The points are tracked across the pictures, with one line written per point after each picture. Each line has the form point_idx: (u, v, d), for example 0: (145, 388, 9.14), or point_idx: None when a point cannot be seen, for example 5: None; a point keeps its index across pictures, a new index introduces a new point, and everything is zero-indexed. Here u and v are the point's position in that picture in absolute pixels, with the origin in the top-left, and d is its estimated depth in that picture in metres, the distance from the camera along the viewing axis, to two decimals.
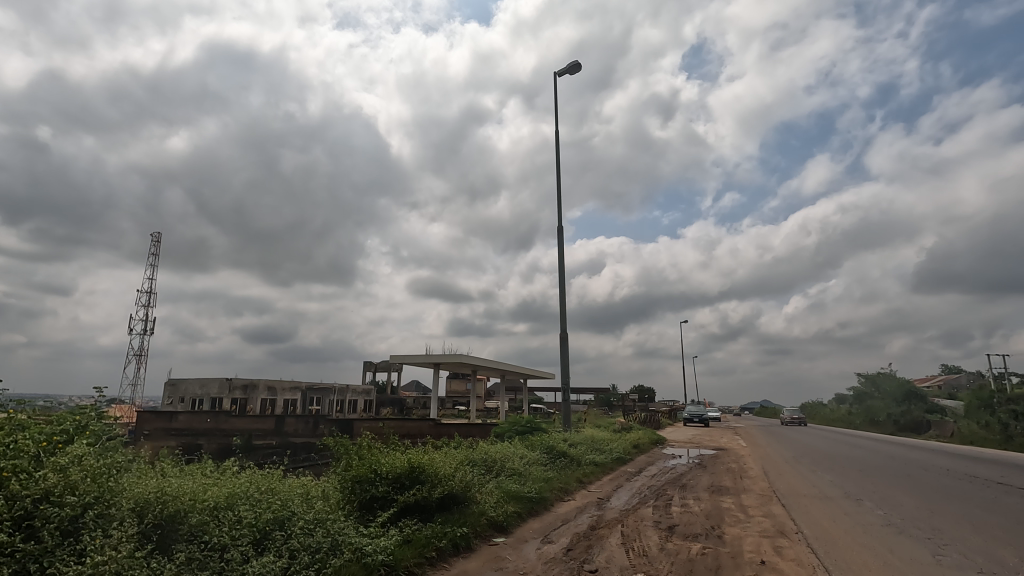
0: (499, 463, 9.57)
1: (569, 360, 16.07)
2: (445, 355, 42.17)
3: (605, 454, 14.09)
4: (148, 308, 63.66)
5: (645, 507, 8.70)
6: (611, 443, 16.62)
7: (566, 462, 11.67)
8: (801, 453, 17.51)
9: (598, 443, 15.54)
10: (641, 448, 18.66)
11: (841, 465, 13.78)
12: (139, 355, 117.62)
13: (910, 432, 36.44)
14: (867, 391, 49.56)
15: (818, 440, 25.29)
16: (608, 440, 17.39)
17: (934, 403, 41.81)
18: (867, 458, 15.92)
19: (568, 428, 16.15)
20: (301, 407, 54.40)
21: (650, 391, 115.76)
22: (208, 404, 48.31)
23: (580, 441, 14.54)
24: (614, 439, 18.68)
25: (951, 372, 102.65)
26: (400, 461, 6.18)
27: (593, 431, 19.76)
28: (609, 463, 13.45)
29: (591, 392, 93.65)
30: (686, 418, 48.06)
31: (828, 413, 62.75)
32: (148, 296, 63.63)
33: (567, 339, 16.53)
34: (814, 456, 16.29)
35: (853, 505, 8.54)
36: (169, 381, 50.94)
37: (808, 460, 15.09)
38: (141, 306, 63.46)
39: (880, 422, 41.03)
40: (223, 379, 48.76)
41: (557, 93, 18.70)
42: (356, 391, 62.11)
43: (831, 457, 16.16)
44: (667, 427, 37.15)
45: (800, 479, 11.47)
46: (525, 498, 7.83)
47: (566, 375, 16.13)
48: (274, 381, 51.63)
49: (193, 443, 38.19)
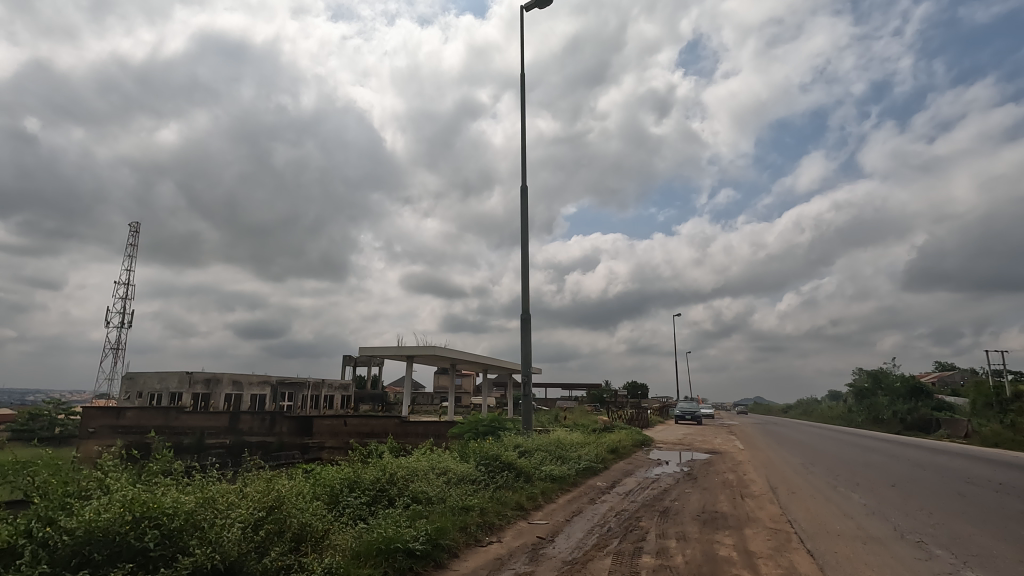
0: (396, 488, 6.70)
1: (531, 348, 13.45)
2: (418, 347, 39.24)
3: (572, 463, 11.29)
4: (127, 300, 63.35)
5: (603, 558, 5.66)
6: (585, 447, 13.81)
7: (509, 474, 8.98)
8: (814, 459, 14.76)
9: (567, 447, 12.77)
10: (622, 452, 15.76)
11: (864, 478, 11.08)
12: (116, 350, 114.16)
13: (917, 431, 33.80)
14: (867, 388, 46.90)
15: (825, 441, 22.60)
16: (584, 443, 14.56)
17: (941, 400, 39.25)
18: (894, 468, 13.20)
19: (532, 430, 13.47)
20: (271, 402, 51.35)
21: (642, 387, 113.41)
22: (167, 399, 45.17)
23: (543, 446, 11.77)
24: (591, 440, 15.87)
25: (947, 369, 100.77)
26: (117, 512, 4.21)
27: (565, 432, 16.83)
28: (572, 476, 10.40)
29: (583, 389, 90.98)
30: (677, 416, 45.37)
31: (826, 410, 60.25)
32: (126, 290, 63.17)
33: (531, 322, 13.99)
34: (828, 463, 13.61)
35: (918, 555, 5.58)
36: (127, 374, 47.63)
37: (820, 470, 12.43)
38: (121, 299, 63.05)
39: (884, 421, 38.40)
40: (183, 372, 45.32)
41: (522, 32, 15.85)
42: (332, 386, 59.06)
43: (847, 465, 13.51)
44: (656, 425, 34.44)
45: (820, 502, 8.53)
46: (405, 550, 4.94)
47: (528, 366, 13.47)
48: (241, 374, 48.43)
49: (141, 443, 35.24)
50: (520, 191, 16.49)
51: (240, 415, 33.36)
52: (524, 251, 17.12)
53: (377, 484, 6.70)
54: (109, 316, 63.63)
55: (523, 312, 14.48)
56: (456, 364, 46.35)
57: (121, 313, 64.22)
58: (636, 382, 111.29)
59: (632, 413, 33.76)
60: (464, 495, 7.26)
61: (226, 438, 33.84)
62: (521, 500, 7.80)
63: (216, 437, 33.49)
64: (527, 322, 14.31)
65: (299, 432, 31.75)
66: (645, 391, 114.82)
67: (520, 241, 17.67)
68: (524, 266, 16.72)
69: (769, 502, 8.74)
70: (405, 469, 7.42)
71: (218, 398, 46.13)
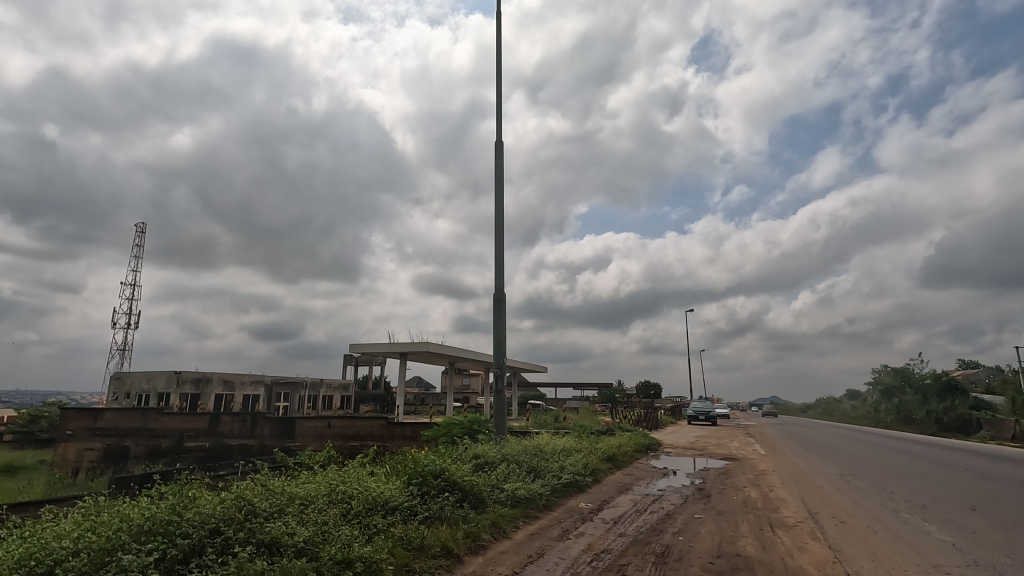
0: (234, 530, 4.41)
1: (506, 337, 11.09)
2: (410, 345, 37.00)
3: (549, 477, 8.82)
4: (135, 301, 67.42)
5: None
6: (574, 455, 11.32)
7: (450, 498, 6.54)
8: (854, 469, 12.23)
9: (548, 456, 10.32)
10: (620, 460, 13.23)
11: (930, 498, 8.54)
12: (121, 353, 114.40)
13: (954, 432, 30.85)
14: (895, 385, 43.60)
15: (856, 445, 19.99)
16: (574, 450, 12.08)
17: (978, 398, 36.11)
18: (957, 481, 10.67)
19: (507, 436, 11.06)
20: (266, 403, 49.46)
21: (655, 387, 110.26)
22: (155, 399, 43.36)
23: (514, 454, 9.31)
24: (584, 445, 13.35)
25: (972, 366, 96.53)
26: None
27: (555, 436, 14.33)
28: (545, 494, 7.94)
29: (594, 388, 88.60)
30: (690, 416, 42.67)
31: (849, 410, 57.05)
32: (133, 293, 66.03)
33: (504, 306, 11.61)
34: (873, 476, 11.11)
35: None
36: (115, 375, 45.98)
37: (866, 485, 9.93)
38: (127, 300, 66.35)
39: (915, 421, 35.41)
40: (171, 371, 43.45)
41: None
42: (331, 386, 57.15)
43: (896, 477, 11.01)
44: (666, 427, 31.87)
45: (882, 541, 6.04)
46: None
47: (500, 358, 11.09)
48: (232, 374, 46.54)
49: (119, 447, 33.25)
50: (497, 154, 14.21)
51: (220, 417, 31.23)
52: (500, 228, 14.70)
53: (205, 529, 4.30)
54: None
55: (497, 293, 12.11)
56: (455, 363, 44.06)
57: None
58: (648, 382, 108.43)
59: (640, 414, 31.18)
60: (359, 537, 4.86)
61: (207, 441, 31.72)
62: (451, 540, 5.38)
63: (196, 440, 31.35)
64: (500, 304, 11.87)
65: (281, 435, 29.44)
66: (658, 391, 111.68)
67: (496, 218, 15.30)
68: (499, 245, 14.33)
69: (813, 540, 6.23)
70: (273, 498, 5.02)
71: (208, 398, 44.27)
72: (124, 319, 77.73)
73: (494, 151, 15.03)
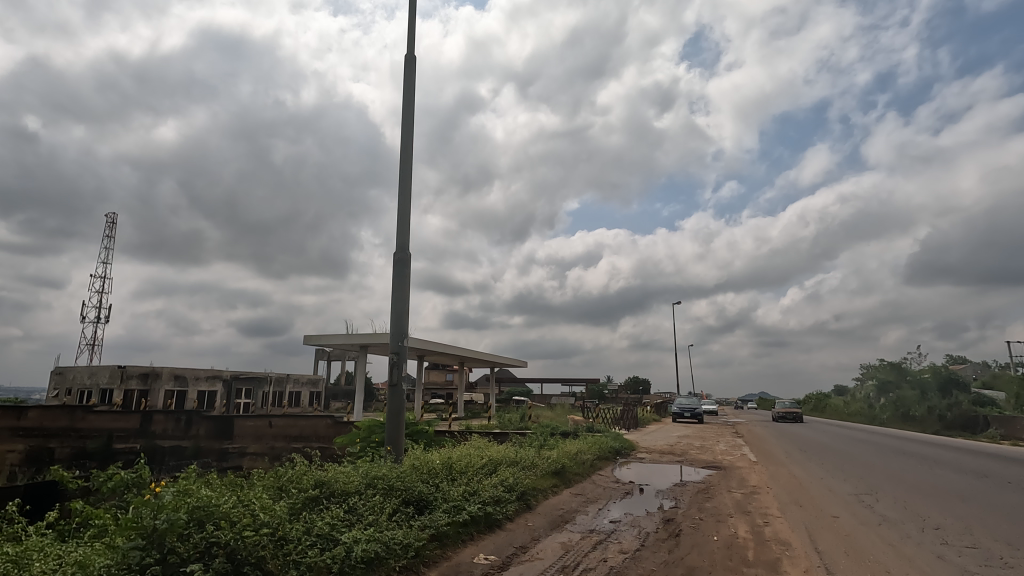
0: None
1: (408, 313, 8.11)
2: (369, 336, 33.78)
3: (436, 514, 5.92)
4: (105, 294, 66.66)
5: None
6: (502, 470, 8.46)
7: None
8: (872, 486, 9.48)
9: (457, 476, 7.41)
10: (572, 475, 10.28)
11: (1007, 546, 5.68)
12: (91, 346, 110.64)
13: (959, 431, 28.33)
14: (890, 379, 41.20)
15: (861, 446, 17.34)
16: (508, 464, 9.15)
17: (981, 393, 33.66)
18: (1015, 504, 7.97)
19: (410, 452, 8.20)
20: (224, 400, 46.30)
21: (643, 383, 108.18)
22: (98, 396, 39.88)
23: (397, 473, 6.42)
24: (528, 455, 10.45)
25: (959, 360, 95.16)
26: None
27: (495, 443, 11.30)
28: (412, 546, 5.00)
29: (582, 384, 86.09)
30: (675, 413, 40.06)
31: (842, 405, 54.74)
32: (102, 283, 64.91)
33: (408, 267, 8.41)
34: (902, 497, 8.34)
35: None
36: (57, 369, 42.38)
37: (902, 515, 7.11)
38: (98, 288, 65.13)
39: (915, 418, 32.86)
40: (115, 366, 39.89)
41: None
42: (298, 382, 54.07)
43: (938, 501, 8.17)
44: (647, 426, 29.13)
45: None
46: None
47: (397, 341, 7.99)
48: (184, 367, 43.18)
49: None
50: (407, 87, 10.95)
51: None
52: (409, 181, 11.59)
53: None
54: (95, 309, 61.60)
55: (401, 250, 8.68)
56: (425, 357, 41.18)
57: (103, 304, 61.48)
58: (637, 378, 106.24)
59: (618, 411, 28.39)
60: None
61: None
62: None
63: None
64: (401, 266, 8.51)
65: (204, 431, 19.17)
66: (647, 387, 109.35)
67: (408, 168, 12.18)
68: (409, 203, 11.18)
69: None
70: None
71: (156, 395, 40.90)
72: (94, 310, 74.20)
73: (404, 89, 11.81)
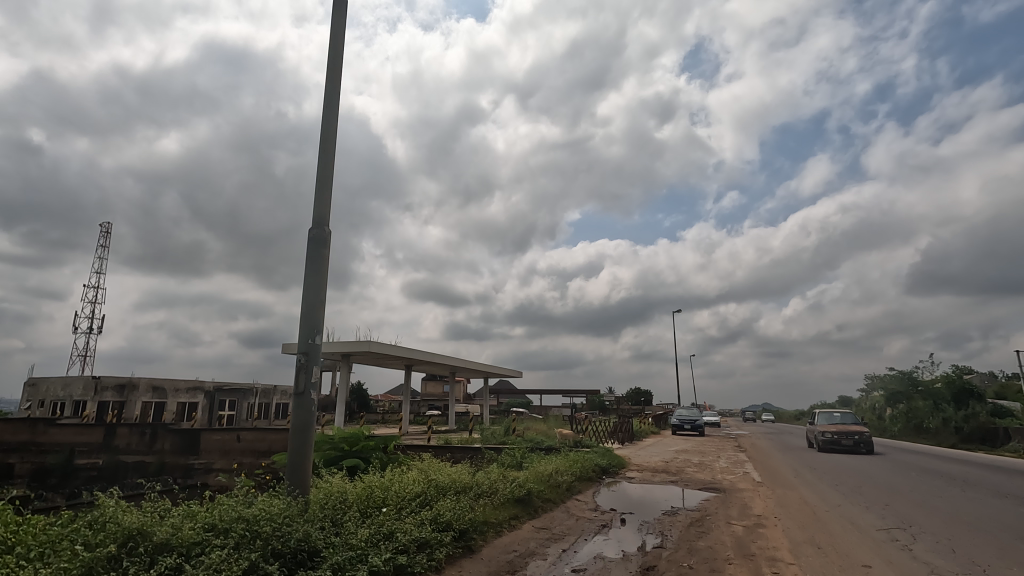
0: None
1: (322, 304, 6.50)
2: (349, 344, 32.05)
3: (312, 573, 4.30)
4: (95, 305, 65.50)
5: None
6: (443, 501, 6.78)
7: None
8: (903, 520, 7.76)
9: (373, 513, 5.76)
10: (540, 503, 8.57)
11: None
12: (83, 359, 108.85)
13: (978, 445, 26.39)
14: (901, 390, 39.26)
15: (876, 464, 15.62)
16: (454, 493, 7.43)
17: (997, 403, 31.74)
18: None
19: (326, 480, 6.55)
20: (207, 413, 44.56)
21: (645, 395, 105.98)
22: (70, 408, 38.03)
23: (273, 513, 4.78)
24: (488, 479, 8.75)
25: (968, 372, 92.81)
26: None
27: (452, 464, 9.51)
28: None
29: (582, 396, 84.03)
30: (674, 426, 38.19)
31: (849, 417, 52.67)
32: (92, 294, 63.74)
33: (325, 245, 6.75)
34: (947, 539, 6.61)
35: None
36: (30, 380, 40.71)
37: (958, 567, 5.39)
38: (88, 299, 63.90)
39: (929, 431, 30.92)
40: (89, 377, 38.12)
41: None
42: (286, 394, 52.35)
43: (990, 542, 6.47)
44: (643, 439, 27.35)
45: None
46: None
47: (305, 339, 6.35)
48: (163, 378, 41.55)
49: None
50: (334, 50, 9.26)
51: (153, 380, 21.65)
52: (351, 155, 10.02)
53: None
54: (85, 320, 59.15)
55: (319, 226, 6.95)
56: (412, 367, 39.42)
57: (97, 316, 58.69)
58: (639, 390, 104.15)
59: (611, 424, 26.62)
60: None
61: None
62: None
63: None
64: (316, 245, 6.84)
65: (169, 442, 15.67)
66: (649, 399, 107.23)
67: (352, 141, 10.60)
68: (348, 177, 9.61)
69: None
70: None
71: (133, 407, 39.22)
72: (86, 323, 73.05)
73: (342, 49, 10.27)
